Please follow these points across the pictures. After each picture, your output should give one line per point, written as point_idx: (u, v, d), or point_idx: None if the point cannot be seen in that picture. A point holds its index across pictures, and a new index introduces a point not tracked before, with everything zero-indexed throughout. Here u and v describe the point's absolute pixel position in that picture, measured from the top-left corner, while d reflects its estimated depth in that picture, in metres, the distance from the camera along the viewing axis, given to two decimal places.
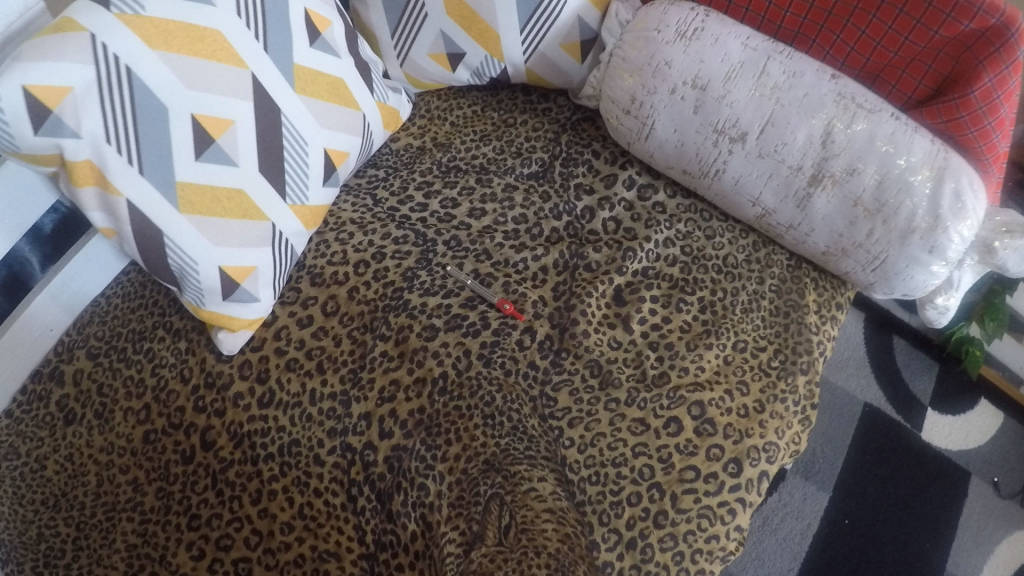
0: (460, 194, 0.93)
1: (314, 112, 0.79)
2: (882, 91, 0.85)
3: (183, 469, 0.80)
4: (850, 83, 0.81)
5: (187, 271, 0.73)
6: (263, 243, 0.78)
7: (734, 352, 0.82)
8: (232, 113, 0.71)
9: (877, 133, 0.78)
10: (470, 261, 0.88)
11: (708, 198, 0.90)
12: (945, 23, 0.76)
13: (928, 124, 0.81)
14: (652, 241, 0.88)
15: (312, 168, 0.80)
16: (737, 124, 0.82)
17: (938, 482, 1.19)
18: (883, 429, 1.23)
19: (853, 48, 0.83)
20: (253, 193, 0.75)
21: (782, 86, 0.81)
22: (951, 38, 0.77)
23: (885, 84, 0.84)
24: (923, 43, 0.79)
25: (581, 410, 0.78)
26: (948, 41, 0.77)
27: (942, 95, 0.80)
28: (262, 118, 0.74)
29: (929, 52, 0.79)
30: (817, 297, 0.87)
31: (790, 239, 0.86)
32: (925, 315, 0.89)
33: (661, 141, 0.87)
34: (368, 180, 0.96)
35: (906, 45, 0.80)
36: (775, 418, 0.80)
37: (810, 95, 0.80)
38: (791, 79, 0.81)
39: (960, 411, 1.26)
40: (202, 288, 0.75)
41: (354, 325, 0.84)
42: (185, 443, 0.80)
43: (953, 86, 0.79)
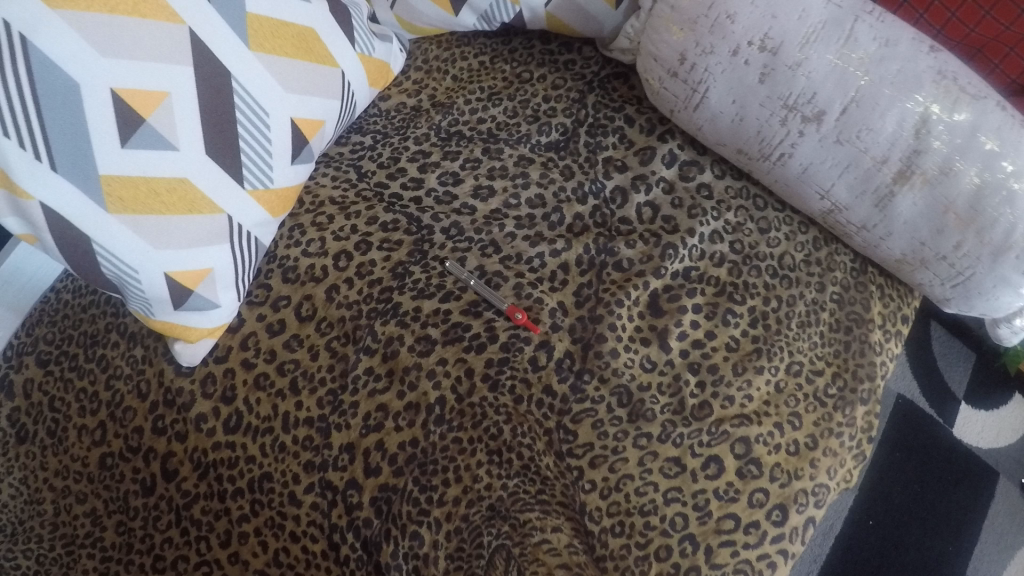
0: (463, 167, 0.78)
1: (276, 75, 0.63)
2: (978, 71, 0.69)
3: (144, 501, 0.70)
4: (951, 60, 0.65)
5: (125, 280, 0.60)
6: (219, 240, 0.64)
7: (787, 377, 0.69)
8: (167, 83, 0.56)
9: (980, 125, 0.62)
10: (473, 255, 0.74)
11: (766, 183, 0.74)
12: None
13: None
14: (696, 235, 0.73)
15: (276, 143, 0.65)
16: (813, 99, 0.66)
17: (970, 483, 1.10)
18: (915, 422, 1.13)
19: (956, 14, 0.67)
20: (202, 182, 0.60)
21: (871, 56, 0.64)
22: None
23: (985, 62, 0.68)
24: None
25: (606, 447, 0.65)
26: None
27: None
28: (206, 87, 0.58)
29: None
30: (882, 308, 0.74)
31: (860, 240, 0.72)
32: (995, 331, 0.74)
33: (714, 113, 0.71)
34: (352, 147, 0.80)
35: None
36: (828, 455, 0.68)
37: (904, 71, 0.64)
38: (882, 49, 0.64)
39: (995, 406, 1.15)
40: (147, 297, 0.62)
41: (333, 334, 0.71)
42: (145, 471, 0.70)
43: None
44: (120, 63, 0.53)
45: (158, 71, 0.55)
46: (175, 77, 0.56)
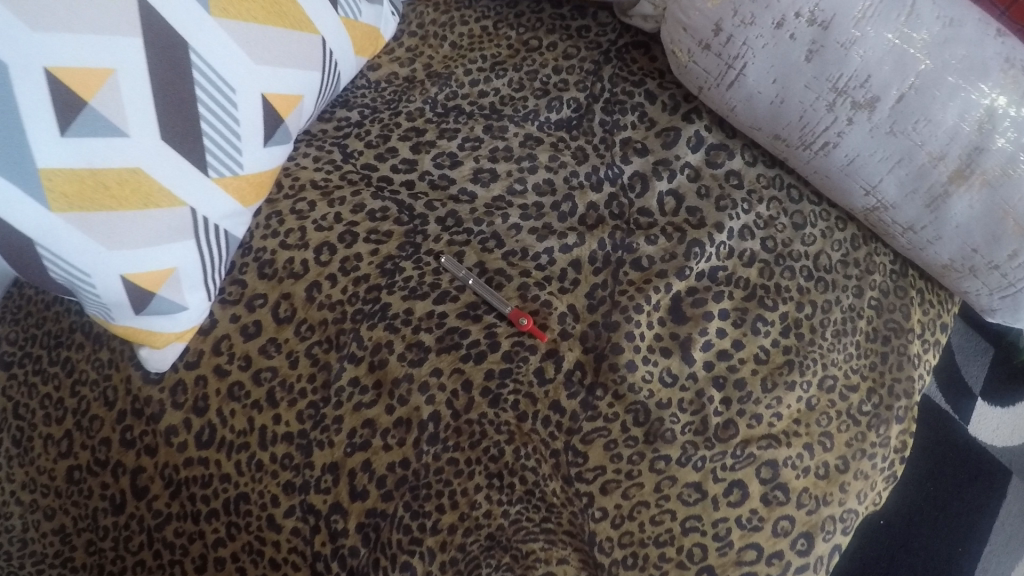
0: (463, 147, 0.69)
1: (243, 44, 0.55)
2: None
3: (114, 521, 0.65)
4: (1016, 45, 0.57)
5: (76, 283, 0.53)
6: (182, 236, 0.57)
7: (819, 394, 0.63)
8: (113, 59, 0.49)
9: None
10: (472, 249, 0.66)
11: (803, 174, 0.66)
12: None
13: None
14: (725, 230, 0.65)
15: (245, 123, 0.57)
16: (866, 83, 0.58)
17: (986, 484, 1.05)
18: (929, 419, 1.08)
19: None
20: (159, 172, 0.53)
21: (934, 38, 0.56)
22: None
23: None
24: None
25: (619, 472, 0.59)
26: None
27: None
28: (160, 60, 0.51)
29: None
30: (922, 315, 0.68)
31: (904, 242, 0.65)
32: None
33: (751, 93, 0.62)
34: (337, 124, 0.71)
35: None
36: (859, 479, 0.62)
37: (970, 56, 0.56)
38: (946, 30, 0.56)
39: (1010, 401, 1.10)
40: (103, 301, 0.55)
41: (314, 339, 0.63)
42: (114, 487, 0.65)
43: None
44: (56, 37, 0.45)
45: (102, 44, 0.48)
46: (122, 50, 0.49)
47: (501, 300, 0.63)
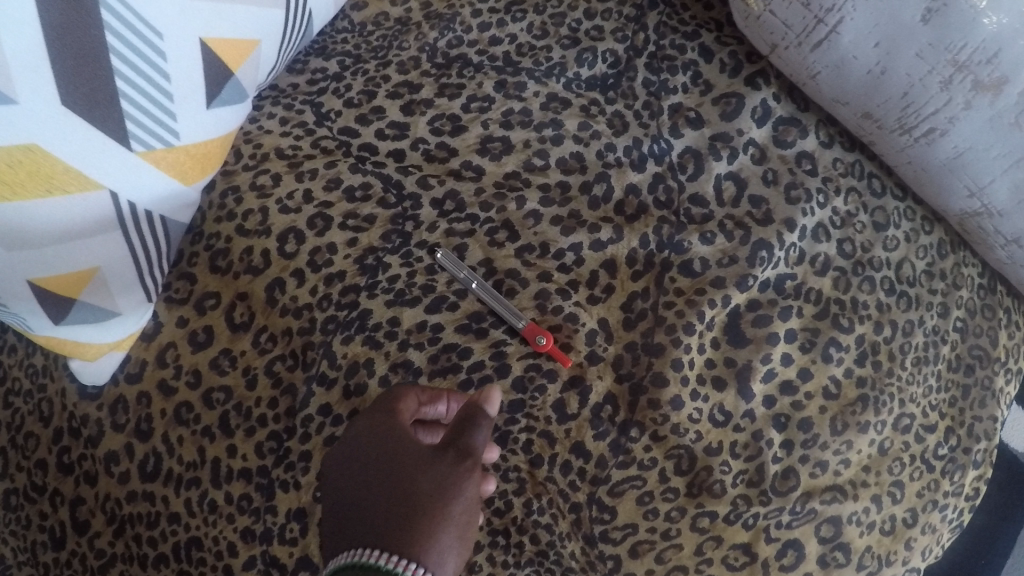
0: (470, 108, 0.55)
1: None
2: None
3: (54, 557, 0.54)
4: None
5: None
6: (103, 227, 0.44)
7: (893, 435, 0.52)
8: None
9: None
10: (476, 242, 0.52)
11: (891, 163, 0.54)
12: None
13: None
14: (797, 229, 0.52)
15: (178, 77, 0.44)
16: (996, 59, 0.44)
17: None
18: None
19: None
20: (64, 149, 0.40)
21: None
22: None
23: None
24: None
25: (653, 531, 0.48)
26: None
27: None
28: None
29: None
30: (1009, 339, 0.57)
31: (1004, 255, 0.54)
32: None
33: (843, 57, 0.49)
34: (311, 76, 0.56)
35: None
36: (927, 534, 0.53)
37: None
38: None
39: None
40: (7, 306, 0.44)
41: (277, 354, 0.51)
42: (53, 518, 0.54)
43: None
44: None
45: None
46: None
47: (513, 312, 0.50)
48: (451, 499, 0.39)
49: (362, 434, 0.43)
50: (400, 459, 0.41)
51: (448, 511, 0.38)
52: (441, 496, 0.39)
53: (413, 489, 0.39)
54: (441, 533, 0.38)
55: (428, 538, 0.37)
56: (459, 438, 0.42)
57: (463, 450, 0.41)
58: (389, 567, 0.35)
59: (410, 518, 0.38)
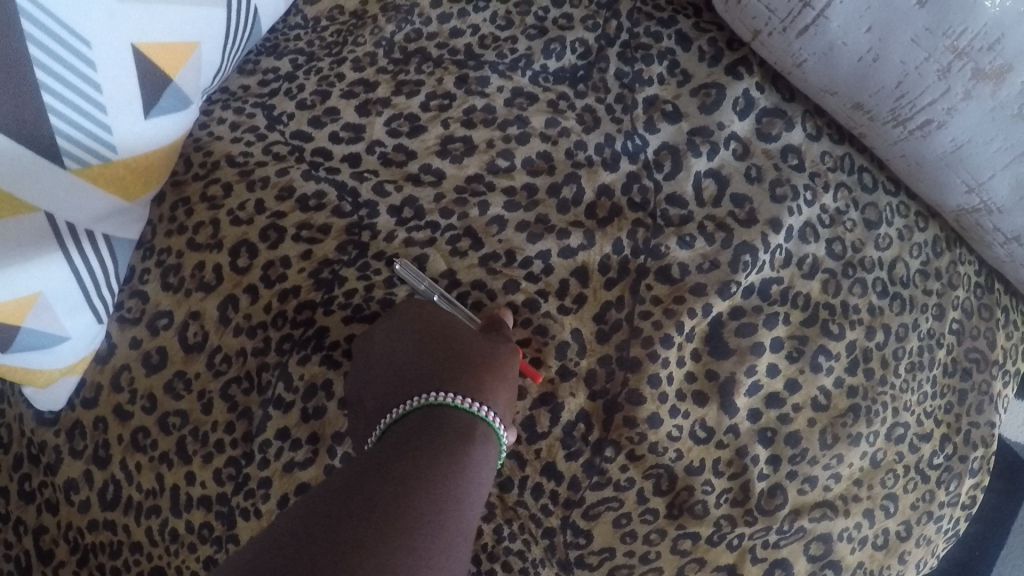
0: (429, 108, 0.51)
1: None
2: None
3: None
4: None
5: None
6: (41, 250, 0.41)
7: (886, 445, 0.49)
8: None
9: None
10: (437, 251, 0.49)
11: (883, 156, 0.50)
12: None
13: None
14: (784, 229, 0.49)
15: (112, 90, 0.41)
16: (996, 46, 0.41)
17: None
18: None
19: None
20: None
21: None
22: None
23: None
24: None
25: (630, 554, 0.46)
26: None
27: None
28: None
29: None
30: (1006, 339, 0.54)
31: (1004, 251, 0.50)
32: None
33: (832, 43, 0.45)
34: (262, 77, 0.53)
35: None
36: (922, 546, 0.50)
37: None
38: None
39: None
40: None
41: (232, 376, 0.48)
42: (17, 547, 0.52)
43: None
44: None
45: None
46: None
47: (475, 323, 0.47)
48: (498, 359, 0.44)
49: (399, 319, 0.46)
50: (445, 345, 0.45)
51: (499, 369, 0.44)
52: (490, 356, 0.44)
53: (466, 355, 0.44)
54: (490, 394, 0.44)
55: (488, 392, 0.43)
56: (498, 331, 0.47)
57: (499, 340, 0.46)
58: (465, 407, 0.42)
59: (470, 371, 0.43)
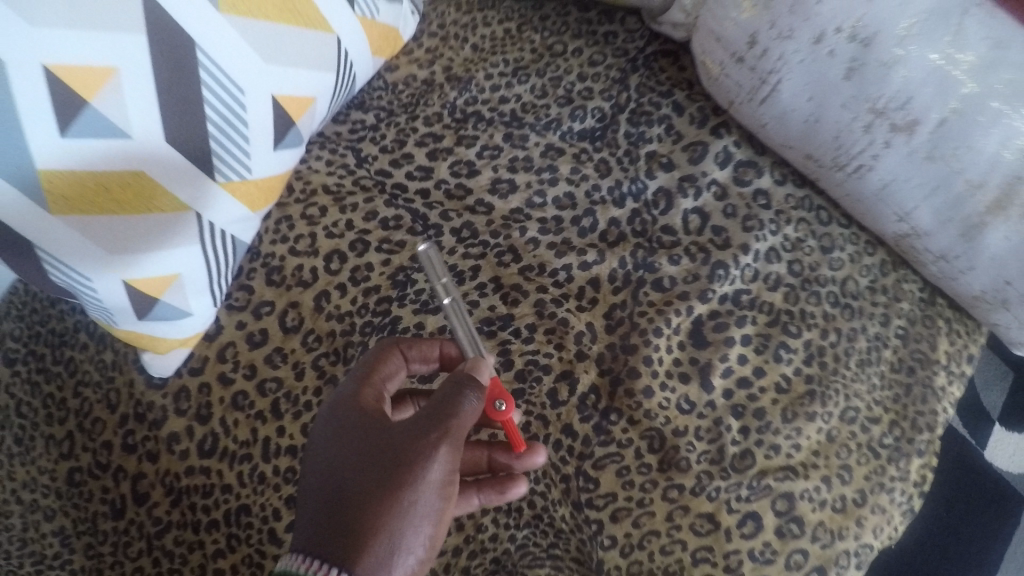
0: (482, 155, 0.66)
1: (254, 44, 0.50)
2: None
3: (114, 526, 0.58)
4: None
5: (76, 287, 0.50)
6: (188, 241, 0.52)
7: (840, 425, 0.61)
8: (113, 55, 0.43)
9: None
10: (487, 263, 0.63)
11: (833, 196, 0.64)
12: None
13: None
14: (751, 252, 0.63)
15: (255, 128, 0.53)
16: (907, 105, 0.55)
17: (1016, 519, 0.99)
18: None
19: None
20: (162, 174, 0.48)
21: (981, 61, 0.51)
22: None
23: None
24: None
25: (630, 500, 0.57)
26: None
27: None
28: (164, 55, 0.45)
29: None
30: (949, 346, 0.65)
31: (935, 270, 0.62)
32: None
33: (784, 110, 0.60)
34: (352, 126, 0.69)
35: None
36: (876, 514, 0.60)
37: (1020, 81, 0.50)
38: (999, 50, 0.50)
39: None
40: (105, 306, 0.52)
41: (321, 351, 0.61)
42: (114, 492, 0.59)
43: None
44: (52, 31, 0.40)
45: (102, 40, 0.42)
46: (123, 47, 0.43)
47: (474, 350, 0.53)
48: (399, 497, 0.43)
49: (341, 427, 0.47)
50: (350, 498, 0.44)
51: (395, 510, 0.43)
52: (386, 501, 0.43)
53: (359, 502, 0.43)
54: (387, 556, 0.42)
55: (362, 552, 0.42)
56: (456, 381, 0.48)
57: (453, 398, 0.46)
58: None
59: (352, 528, 0.42)
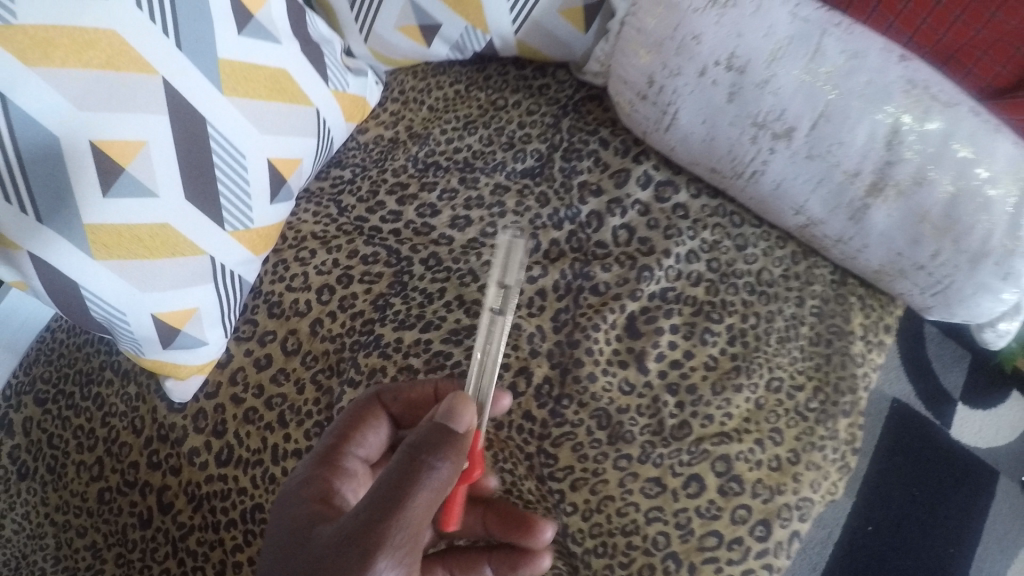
0: (441, 198, 0.77)
1: (252, 117, 0.63)
2: (953, 76, 0.70)
3: (142, 534, 0.68)
4: (922, 67, 0.65)
5: (114, 322, 0.61)
6: (203, 280, 0.64)
7: (767, 394, 0.70)
8: (143, 132, 0.56)
9: (954, 133, 0.63)
10: (451, 285, 0.73)
11: (741, 201, 0.75)
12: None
13: (1009, 119, 0.68)
14: (672, 255, 0.74)
15: (254, 185, 0.65)
16: (783, 116, 0.66)
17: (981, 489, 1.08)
18: (873, 416, 1.10)
19: (926, 19, 0.68)
20: (182, 225, 0.60)
21: (840, 69, 0.64)
22: None
23: (958, 67, 0.69)
24: (1015, 20, 0.65)
25: (586, 470, 0.67)
26: None
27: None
28: (182, 130, 0.58)
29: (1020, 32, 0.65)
30: (864, 319, 0.74)
31: (837, 253, 0.72)
32: (980, 335, 0.75)
33: (685, 133, 0.71)
34: (333, 182, 0.80)
35: (992, 23, 0.66)
36: (810, 470, 0.68)
37: (874, 84, 0.64)
38: (852, 61, 0.64)
39: (992, 404, 1.14)
40: (137, 338, 0.63)
41: (318, 368, 0.70)
42: (142, 504, 0.68)
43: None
44: (96, 116, 0.53)
45: (135, 122, 0.55)
46: (151, 127, 0.56)
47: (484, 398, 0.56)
48: None
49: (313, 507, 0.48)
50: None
51: None
52: None
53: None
54: None
55: None
56: (419, 451, 0.45)
57: (415, 472, 0.44)
58: None
59: None
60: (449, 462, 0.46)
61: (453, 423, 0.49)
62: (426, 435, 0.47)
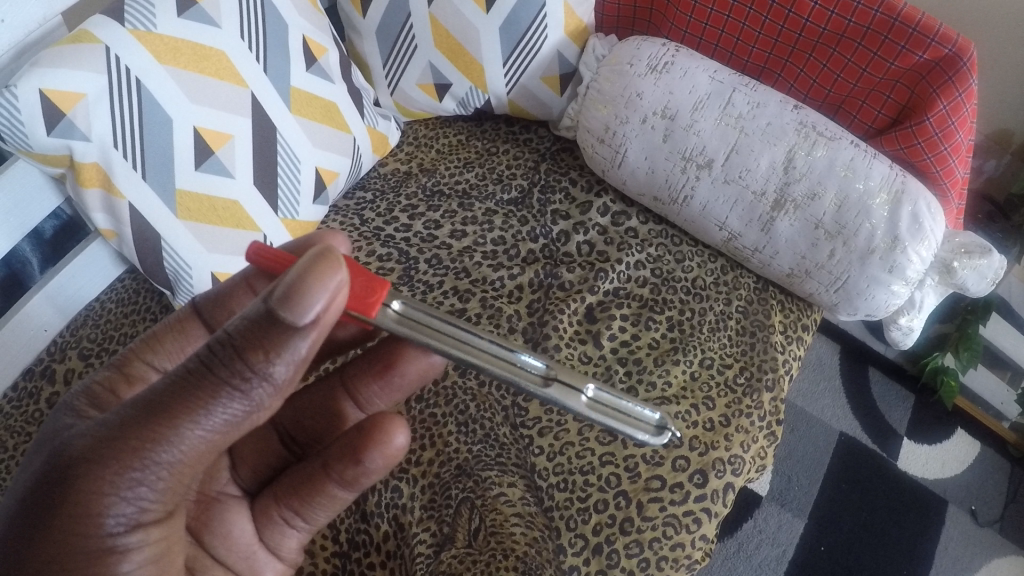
0: (443, 216, 0.96)
1: (309, 135, 0.85)
2: (844, 121, 0.90)
3: None
4: (811, 114, 0.86)
5: (180, 274, 0.77)
6: None
7: (700, 369, 0.86)
8: (232, 128, 0.77)
9: (836, 159, 0.83)
10: (449, 280, 0.90)
11: (678, 223, 0.94)
12: (900, 54, 0.80)
13: (887, 151, 0.86)
14: (623, 263, 0.92)
15: (303, 186, 0.86)
16: (704, 151, 0.87)
17: (926, 517, 1.18)
18: (820, 449, 1.22)
19: (816, 80, 0.88)
20: (247, 203, 0.79)
21: (745, 116, 0.86)
22: (907, 70, 0.81)
23: (846, 114, 0.89)
24: (880, 74, 0.83)
25: (550, 420, 0.82)
26: (903, 72, 0.82)
27: (900, 124, 0.85)
28: (259, 132, 0.79)
29: (886, 83, 0.83)
30: (783, 318, 0.92)
31: (756, 262, 0.90)
32: (890, 335, 0.93)
33: (632, 170, 0.92)
34: (356, 202, 0.98)
35: (865, 76, 0.84)
36: (740, 432, 0.81)
37: (772, 125, 0.85)
38: (754, 110, 0.86)
39: (938, 441, 1.26)
40: (194, 293, 0.78)
41: None
42: None
43: (909, 115, 0.84)
44: (201, 108, 0.74)
45: (228, 119, 0.76)
46: (238, 126, 0.77)
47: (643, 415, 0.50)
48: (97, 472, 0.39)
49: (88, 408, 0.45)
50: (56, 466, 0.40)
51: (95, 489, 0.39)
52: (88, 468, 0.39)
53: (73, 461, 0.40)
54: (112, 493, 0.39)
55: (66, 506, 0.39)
56: (229, 353, 0.39)
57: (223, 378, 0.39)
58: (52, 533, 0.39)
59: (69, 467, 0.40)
60: (274, 368, 0.40)
61: (292, 314, 0.38)
62: (256, 327, 0.39)
